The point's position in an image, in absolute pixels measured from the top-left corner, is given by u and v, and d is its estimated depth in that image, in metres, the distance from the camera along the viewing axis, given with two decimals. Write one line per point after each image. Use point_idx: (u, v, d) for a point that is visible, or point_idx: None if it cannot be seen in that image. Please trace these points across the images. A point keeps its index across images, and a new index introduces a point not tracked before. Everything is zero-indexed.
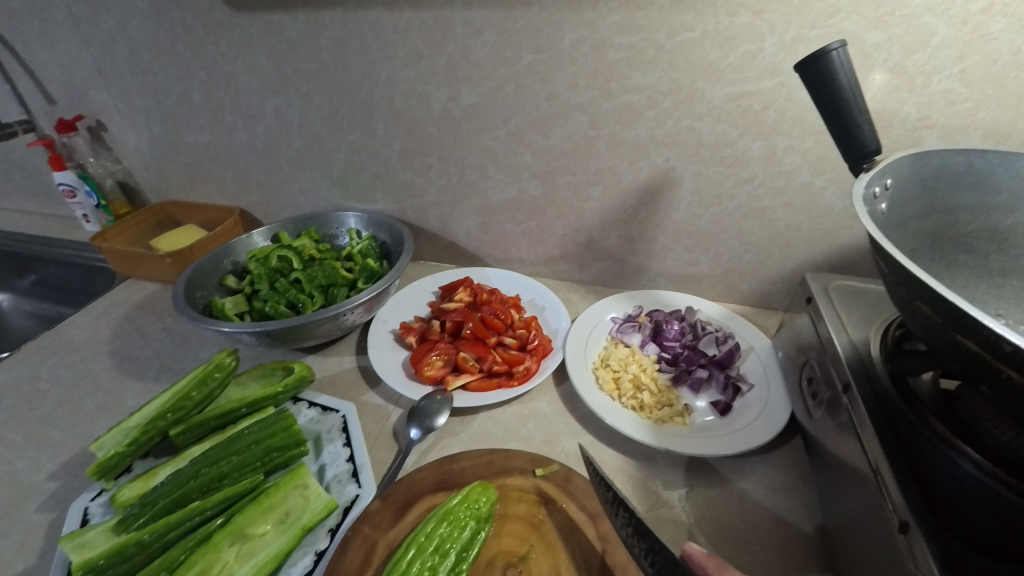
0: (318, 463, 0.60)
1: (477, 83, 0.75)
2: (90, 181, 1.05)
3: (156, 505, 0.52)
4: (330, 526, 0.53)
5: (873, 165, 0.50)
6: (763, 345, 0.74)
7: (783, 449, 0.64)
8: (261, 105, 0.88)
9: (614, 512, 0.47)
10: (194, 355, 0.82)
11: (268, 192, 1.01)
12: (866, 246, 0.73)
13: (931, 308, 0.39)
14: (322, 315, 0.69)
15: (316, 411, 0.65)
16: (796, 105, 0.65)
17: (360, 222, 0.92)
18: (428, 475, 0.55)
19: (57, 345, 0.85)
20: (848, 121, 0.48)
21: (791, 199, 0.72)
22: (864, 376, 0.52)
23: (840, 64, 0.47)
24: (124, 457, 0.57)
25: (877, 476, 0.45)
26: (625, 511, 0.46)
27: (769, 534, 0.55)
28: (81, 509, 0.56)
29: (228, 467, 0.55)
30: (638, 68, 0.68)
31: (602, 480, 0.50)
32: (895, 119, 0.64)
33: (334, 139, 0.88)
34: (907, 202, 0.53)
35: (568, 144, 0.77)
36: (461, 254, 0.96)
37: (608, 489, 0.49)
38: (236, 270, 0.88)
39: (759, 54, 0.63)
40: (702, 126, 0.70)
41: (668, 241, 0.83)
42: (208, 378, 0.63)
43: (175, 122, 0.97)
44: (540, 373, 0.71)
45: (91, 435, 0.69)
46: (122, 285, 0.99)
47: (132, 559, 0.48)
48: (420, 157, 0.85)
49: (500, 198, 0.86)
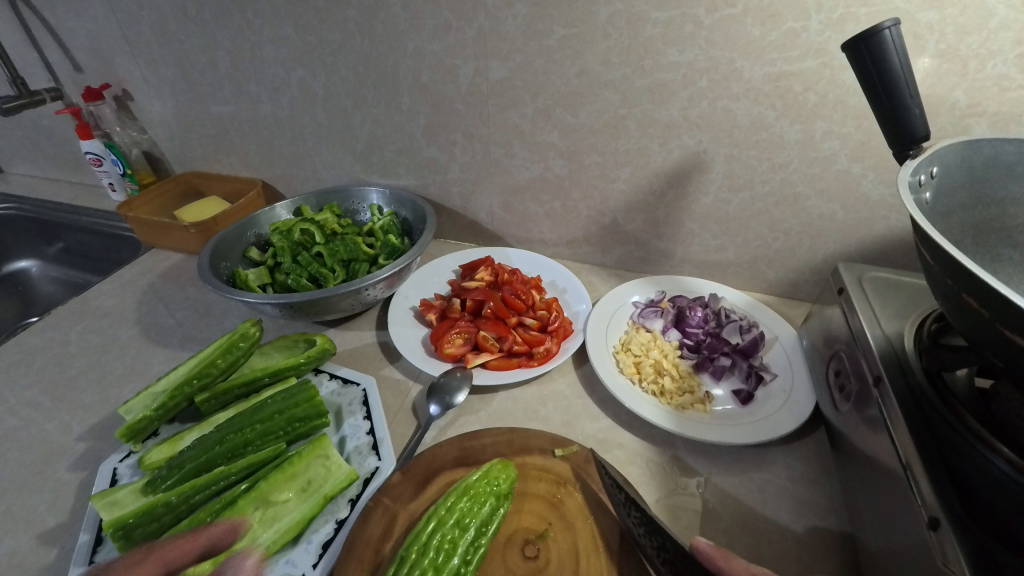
0: (339, 435, 0.60)
1: (506, 57, 0.73)
2: (116, 150, 1.06)
3: (183, 468, 0.53)
4: (351, 496, 0.54)
5: (920, 152, 0.48)
6: (789, 336, 0.72)
7: (805, 441, 0.63)
8: (286, 76, 0.88)
9: (626, 512, 0.48)
10: (218, 325, 0.83)
11: (291, 165, 1.00)
12: (902, 237, 0.71)
13: (980, 302, 0.37)
14: (344, 289, 0.70)
15: (338, 384, 0.66)
16: (839, 88, 0.62)
17: (382, 198, 0.92)
18: (449, 450, 0.56)
19: (85, 311, 0.87)
20: (896, 104, 0.46)
21: (827, 186, 0.70)
22: (897, 369, 0.51)
23: (892, 44, 0.45)
24: (151, 421, 0.58)
25: (908, 472, 0.44)
26: (637, 513, 0.47)
27: (789, 525, 0.54)
28: (110, 469, 0.57)
29: (252, 435, 0.56)
30: (673, 45, 0.65)
31: (614, 482, 0.49)
32: (944, 105, 0.61)
33: (358, 113, 0.87)
34: (953, 192, 0.51)
35: (597, 123, 0.75)
36: (483, 233, 0.95)
37: (619, 490, 0.49)
38: (259, 242, 0.88)
39: (803, 33, 0.60)
40: (737, 107, 0.68)
41: (694, 226, 0.81)
42: (233, 347, 0.63)
43: (201, 93, 0.96)
44: (560, 355, 0.70)
45: (119, 398, 0.71)
46: (148, 254, 1.01)
47: (160, 519, 0.49)
48: (444, 133, 0.84)
49: (525, 176, 0.85)
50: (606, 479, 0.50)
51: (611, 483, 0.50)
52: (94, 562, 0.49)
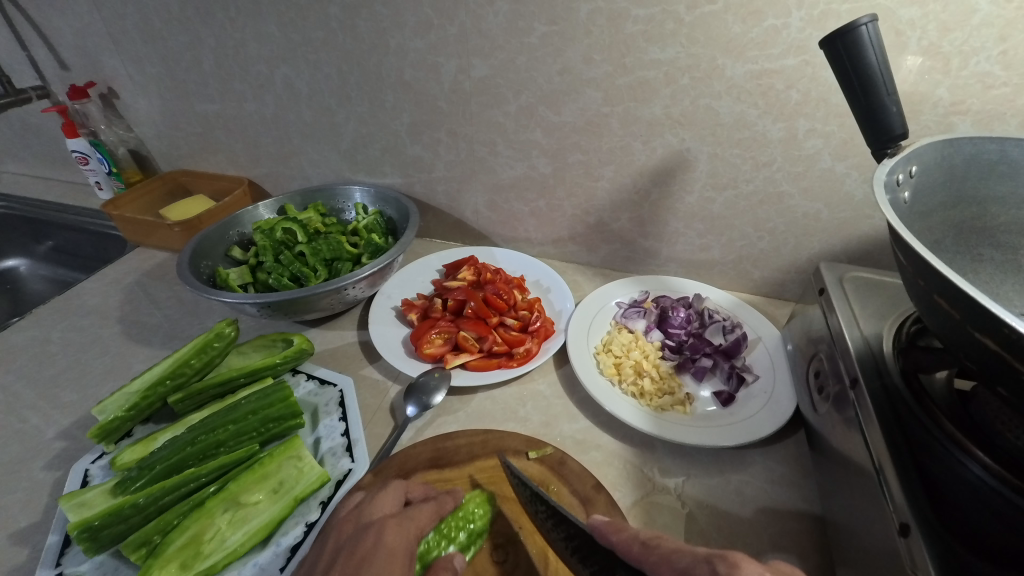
0: (314, 435, 0.60)
1: (488, 54, 0.73)
2: (103, 148, 1.05)
3: (153, 470, 0.52)
4: (322, 498, 0.53)
5: (898, 149, 0.47)
6: (772, 336, 0.72)
7: (785, 442, 0.62)
8: (269, 73, 0.87)
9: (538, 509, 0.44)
10: (200, 324, 0.82)
11: (277, 163, 1.00)
12: (887, 237, 0.70)
13: (950, 303, 0.37)
14: (324, 288, 0.69)
15: (315, 384, 0.66)
16: (822, 86, 0.61)
17: (367, 196, 0.92)
18: (422, 451, 0.55)
19: (68, 309, 0.86)
20: (874, 101, 0.46)
21: (810, 184, 0.69)
22: (873, 371, 0.51)
23: (869, 40, 0.44)
24: (125, 421, 0.58)
25: (879, 476, 0.43)
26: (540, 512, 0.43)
27: (766, 528, 0.54)
28: (82, 470, 0.57)
29: (224, 435, 0.55)
30: (655, 43, 0.65)
31: (520, 478, 0.46)
32: (927, 103, 0.60)
33: (343, 111, 0.87)
34: (934, 191, 0.51)
35: (580, 121, 0.75)
36: (469, 232, 0.95)
37: (524, 487, 0.45)
38: (242, 241, 0.88)
39: (785, 30, 0.59)
40: (720, 105, 0.67)
41: (679, 225, 0.80)
42: (208, 347, 0.63)
43: (186, 90, 0.96)
44: (541, 355, 0.70)
45: (97, 398, 0.70)
46: (133, 252, 1.00)
47: (128, 520, 0.49)
48: (428, 131, 0.84)
49: (509, 175, 0.84)
50: (513, 477, 0.47)
51: (518, 481, 0.46)
52: (61, 564, 0.49)
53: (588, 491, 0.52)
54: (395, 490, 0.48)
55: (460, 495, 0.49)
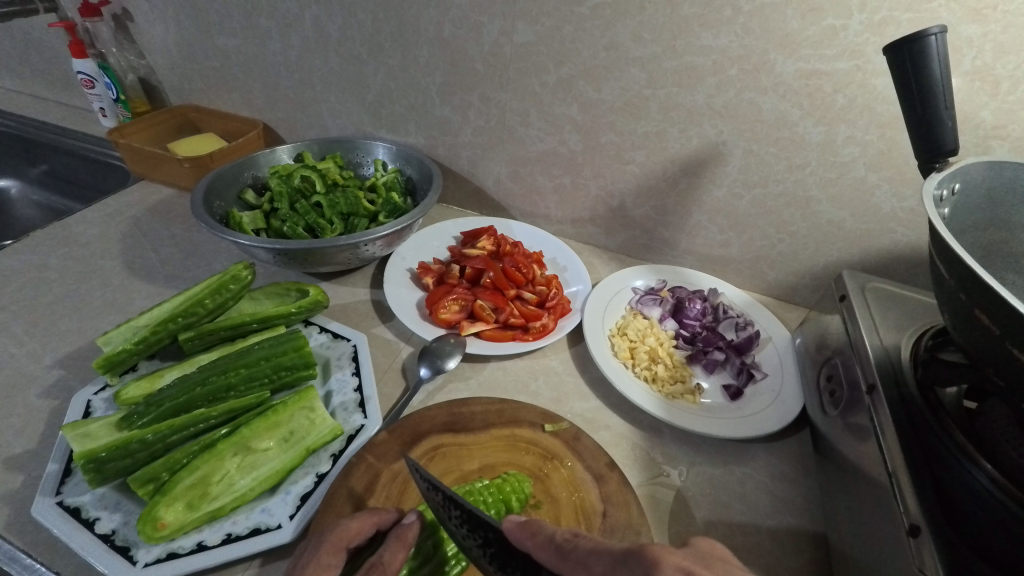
0: (325, 388, 0.59)
1: (535, 20, 0.71)
2: (110, 73, 1.00)
3: (161, 407, 0.51)
4: (333, 451, 0.53)
5: (946, 166, 0.46)
6: (783, 337, 0.72)
7: (788, 440, 0.63)
8: (299, 13, 0.83)
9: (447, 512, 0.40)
10: (206, 266, 0.80)
11: (296, 109, 0.97)
12: (907, 252, 0.71)
13: (992, 318, 0.37)
14: (342, 242, 0.67)
15: (327, 337, 0.65)
16: (868, 93, 0.61)
17: (387, 154, 0.89)
18: (438, 414, 0.55)
19: (66, 237, 0.83)
20: (930, 114, 0.44)
21: (839, 192, 0.70)
22: (891, 379, 0.51)
23: (935, 52, 0.43)
24: (131, 355, 0.57)
25: (892, 480, 0.45)
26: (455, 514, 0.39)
27: (765, 519, 0.55)
28: (84, 400, 0.55)
29: (236, 379, 0.55)
30: (709, 28, 0.63)
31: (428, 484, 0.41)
32: (969, 123, 0.60)
33: (372, 61, 0.84)
34: (970, 210, 0.49)
35: (619, 101, 0.73)
36: (487, 202, 0.93)
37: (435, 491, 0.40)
38: (255, 185, 0.85)
39: (842, 31, 0.59)
40: (765, 101, 0.66)
41: (702, 219, 0.80)
42: (223, 288, 0.61)
43: (208, 22, 0.92)
44: (555, 332, 0.70)
45: (97, 330, 0.68)
46: (136, 185, 0.97)
47: (134, 455, 0.48)
48: (460, 93, 0.81)
49: (537, 148, 0.83)
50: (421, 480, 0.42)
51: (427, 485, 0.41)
52: (61, 493, 0.47)
53: (600, 467, 0.52)
54: (329, 552, 0.41)
55: (410, 535, 0.43)
